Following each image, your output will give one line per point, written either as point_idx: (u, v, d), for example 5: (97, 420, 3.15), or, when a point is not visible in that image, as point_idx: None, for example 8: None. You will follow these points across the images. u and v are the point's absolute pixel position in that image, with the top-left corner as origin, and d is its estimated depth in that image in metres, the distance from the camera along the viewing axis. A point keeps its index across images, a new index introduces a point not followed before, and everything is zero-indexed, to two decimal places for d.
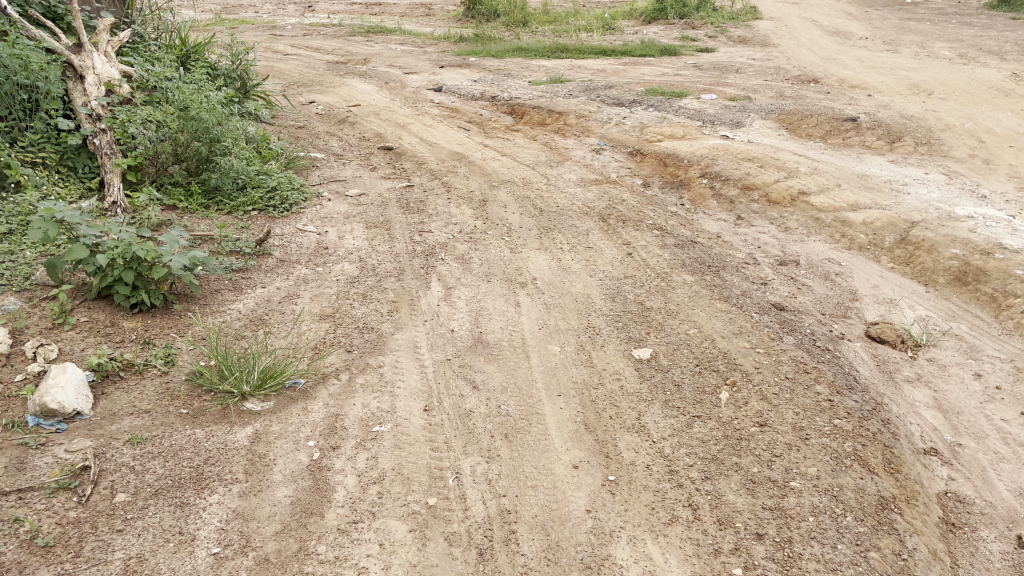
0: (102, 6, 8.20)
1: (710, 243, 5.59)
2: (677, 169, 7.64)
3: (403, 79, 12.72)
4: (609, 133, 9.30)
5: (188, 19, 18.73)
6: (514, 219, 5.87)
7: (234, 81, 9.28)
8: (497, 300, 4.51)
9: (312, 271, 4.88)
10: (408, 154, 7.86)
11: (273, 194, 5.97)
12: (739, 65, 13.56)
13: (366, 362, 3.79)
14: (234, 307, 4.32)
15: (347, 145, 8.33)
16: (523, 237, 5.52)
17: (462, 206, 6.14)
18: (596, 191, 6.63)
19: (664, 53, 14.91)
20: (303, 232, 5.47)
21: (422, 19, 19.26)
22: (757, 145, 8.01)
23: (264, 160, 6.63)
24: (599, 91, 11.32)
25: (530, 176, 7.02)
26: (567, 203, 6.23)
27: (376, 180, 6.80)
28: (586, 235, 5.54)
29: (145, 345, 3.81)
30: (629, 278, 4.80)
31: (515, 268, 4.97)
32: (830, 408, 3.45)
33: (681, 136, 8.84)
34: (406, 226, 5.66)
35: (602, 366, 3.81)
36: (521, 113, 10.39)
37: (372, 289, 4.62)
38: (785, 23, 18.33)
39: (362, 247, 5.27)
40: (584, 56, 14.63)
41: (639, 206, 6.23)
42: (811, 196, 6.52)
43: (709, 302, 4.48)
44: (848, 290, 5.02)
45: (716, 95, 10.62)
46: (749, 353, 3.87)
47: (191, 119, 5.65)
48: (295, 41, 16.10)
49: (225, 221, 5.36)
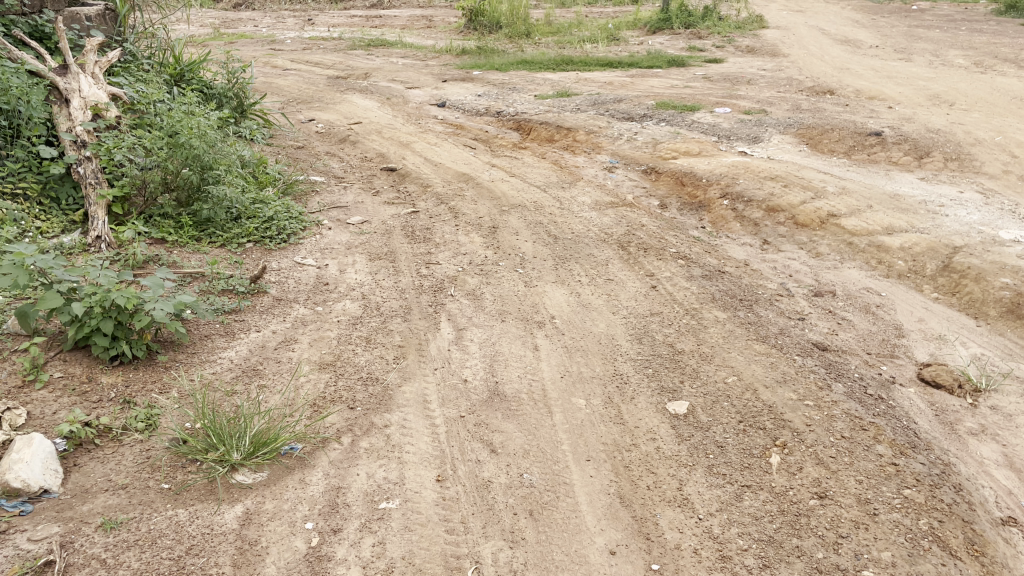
0: (93, 24, 7.86)
1: (739, 273, 5.19)
2: (696, 189, 7.26)
3: (405, 94, 12.37)
4: (621, 149, 8.93)
5: (185, 35, 18.44)
6: (527, 247, 5.49)
7: (230, 100, 8.92)
8: (512, 343, 4.12)
9: (311, 311, 4.50)
10: (412, 176, 7.50)
11: (270, 224, 5.59)
12: (750, 75, 13.20)
13: (371, 421, 3.40)
14: (225, 356, 3.93)
15: (348, 166, 7.96)
16: (538, 268, 5.14)
17: (471, 234, 5.77)
18: (613, 215, 6.25)
19: (672, 64, 14.56)
20: (301, 266, 5.10)
21: (423, 32, 18.94)
22: (778, 163, 7.63)
23: (261, 187, 6.26)
24: (607, 105, 10.95)
25: (541, 198, 6.65)
26: (583, 229, 5.85)
27: (379, 206, 6.44)
28: (605, 266, 5.16)
29: (125, 405, 3.43)
30: (655, 315, 4.41)
31: (531, 305, 4.58)
32: (895, 475, 3.05)
33: (696, 152, 8.47)
34: (411, 258, 5.28)
35: (633, 423, 3.41)
36: (528, 130, 10.03)
37: (377, 332, 4.24)
38: (793, 31, 17.99)
39: (365, 283, 4.90)
40: (590, 68, 14.30)
41: (660, 232, 5.85)
42: (841, 218, 6.14)
43: (744, 344, 4.09)
44: (892, 326, 4.63)
45: (730, 108, 10.25)
46: (796, 406, 3.48)
47: (180, 148, 5.27)
48: (295, 56, 15.79)
49: (217, 256, 4.99)
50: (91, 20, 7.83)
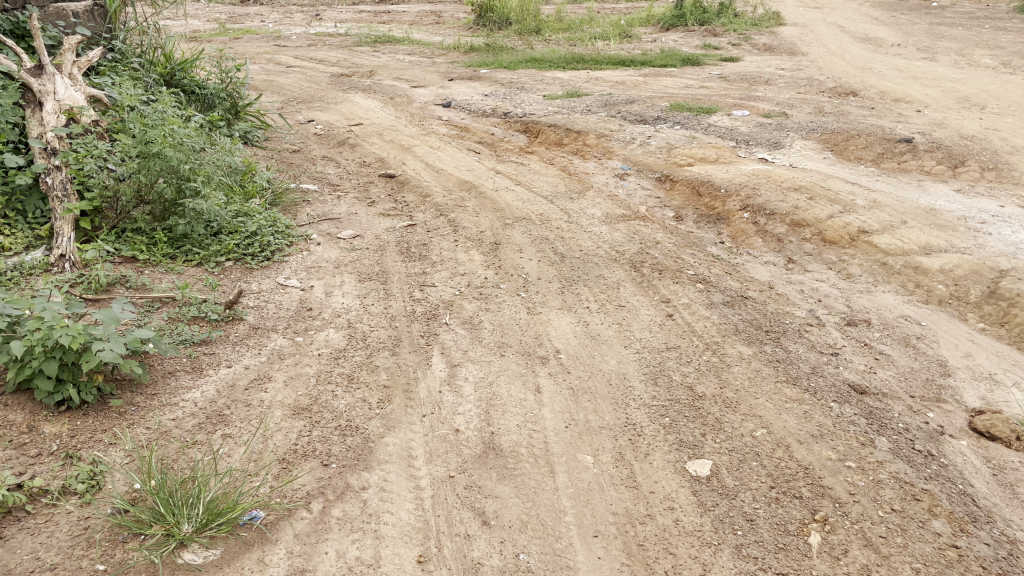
0: (80, 20, 7.47)
1: (763, 298, 4.73)
2: (714, 200, 6.80)
3: (409, 94, 11.92)
4: (633, 155, 8.46)
5: (189, 31, 18.05)
6: (531, 267, 5.04)
7: (223, 102, 8.52)
8: (511, 384, 3.66)
9: (290, 341, 4.06)
10: (411, 184, 7.06)
11: (252, 239, 5.15)
12: (767, 75, 12.68)
13: (346, 482, 2.96)
14: (189, 398, 3.50)
15: (345, 172, 7.53)
16: (542, 291, 4.69)
17: (471, 250, 5.32)
18: (625, 229, 5.79)
19: (687, 63, 14.06)
20: (284, 287, 4.67)
21: (431, 28, 18.48)
22: (802, 171, 7.15)
23: (246, 197, 5.83)
24: (619, 106, 10.49)
25: (547, 210, 6.20)
26: (593, 246, 5.39)
27: (373, 218, 6.00)
28: (617, 289, 4.71)
29: (67, 461, 2.99)
30: (672, 350, 3.95)
31: (534, 336, 4.13)
32: (956, 563, 2.60)
33: (714, 158, 7.98)
34: (405, 278, 4.84)
35: (648, 487, 2.96)
36: (537, 132, 9.58)
37: (361, 367, 3.80)
38: (811, 29, 17.45)
39: (352, 307, 4.46)
40: (602, 67, 13.82)
41: (676, 249, 5.39)
42: (872, 235, 5.66)
43: (773, 387, 3.63)
44: (936, 362, 4.16)
45: (748, 111, 9.76)
46: (836, 469, 3.03)
47: (153, 158, 4.84)
48: (300, 52, 15.38)
49: (191, 277, 4.56)
50: (78, 16, 7.44)
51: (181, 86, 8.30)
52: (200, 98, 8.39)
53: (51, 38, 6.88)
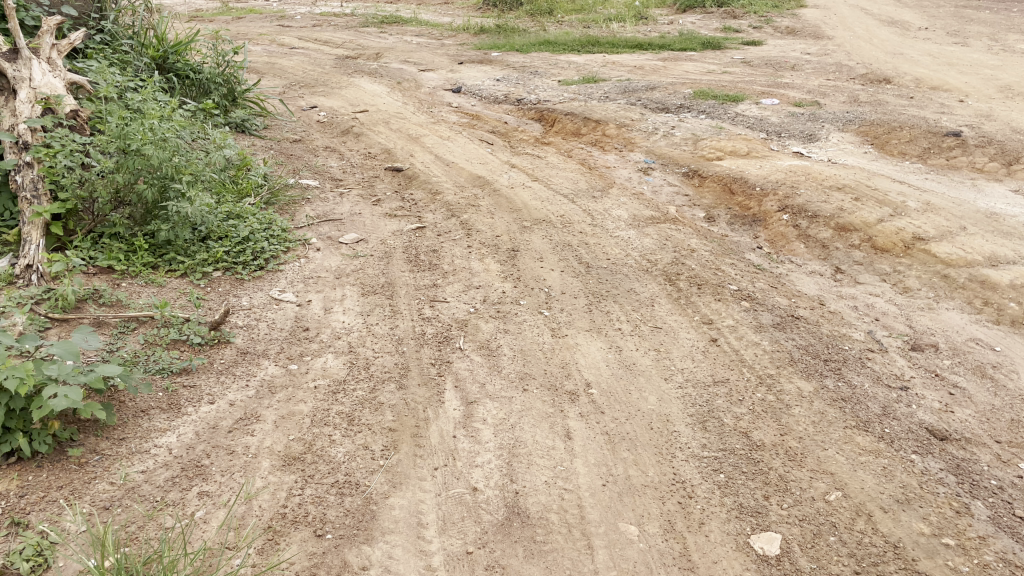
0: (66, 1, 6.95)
1: (815, 318, 4.21)
2: (748, 199, 6.27)
3: (417, 78, 11.36)
4: (657, 147, 7.91)
5: (191, 10, 17.45)
6: (554, 279, 4.53)
7: (219, 87, 7.96)
8: (538, 427, 3.16)
9: (282, 370, 3.56)
10: (420, 179, 6.54)
11: (244, 245, 4.64)
12: (793, 61, 12.07)
13: (345, 560, 2.48)
14: (162, 444, 3.00)
15: (349, 165, 7.01)
16: (567, 309, 4.18)
17: (487, 259, 4.82)
18: (655, 234, 5.26)
19: (707, 47, 13.44)
20: (277, 303, 4.17)
21: (440, 8, 17.82)
22: (843, 168, 6.59)
23: (240, 196, 5.33)
24: (639, 93, 9.93)
25: (569, 210, 5.68)
26: (621, 254, 4.88)
27: (379, 219, 5.49)
28: (650, 307, 4.19)
29: (12, 530, 2.51)
30: (720, 386, 3.44)
31: (561, 365, 3.62)
32: None
33: (744, 151, 7.43)
34: (413, 291, 4.34)
35: (707, 572, 2.47)
36: (552, 121, 9.03)
37: (363, 403, 3.30)
38: (834, 11, 16.76)
39: (354, 327, 3.96)
40: (618, 50, 13.21)
41: (713, 258, 4.87)
42: (929, 243, 5.13)
43: (842, 435, 3.11)
44: (1019, 398, 3.65)
45: (778, 99, 9.19)
46: (930, 550, 2.53)
47: (131, 156, 4.31)
48: (304, 33, 14.79)
49: (174, 292, 4.07)
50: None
51: (175, 70, 7.79)
52: (195, 82, 7.85)
53: (33, 18, 6.39)
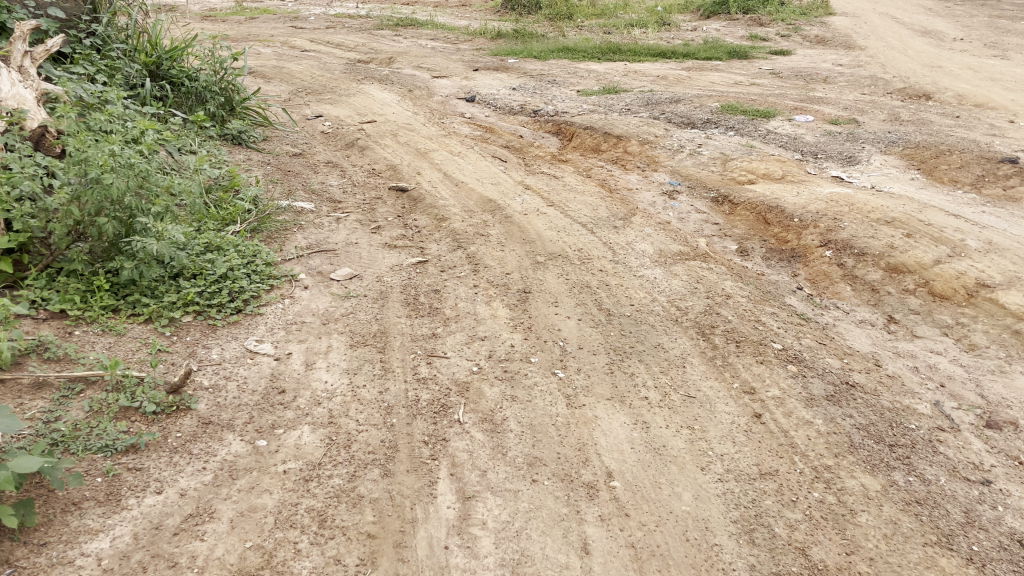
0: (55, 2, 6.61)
1: (873, 386, 3.62)
2: (785, 230, 5.69)
3: (429, 85, 10.83)
4: (682, 167, 7.34)
5: (205, 10, 16.99)
6: (570, 329, 3.97)
7: (216, 96, 7.42)
8: (549, 535, 2.60)
9: (248, 447, 3.02)
10: (425, 201, 6.00)
11: (220, 284, 4.09)
12: (824, 72, 11.46)
13: None
14: (91, 552, 2.45)
15: (349, 183, 6.48)
16: (585, 368, 3.62)
17: (495, 302, 4.27)
18: (684, 273, 4.69)
19: (733, 56, 12.84)
20: (252, 356, 3.63)
21: (457, 11, 17.28)
22: (890, 196, 5.99)
23: (223, 224, 4.79)
24: (663, 106, 9.36)
25: (588, 243, 5.12)
26: (646, 299, 4.31)
27: (376, 250, 4.95)
28: (682, 368, 3.63)
29: None
30: (768, 481, 2.87)
31: (578, 445, 3.06)
32: None
33: (779, 174, 6.84)
34: (408, 343, 3.79)
35: None
36: (571, 135, 8.48)
37: (339, 497, 2.76)
38: (864, 19, 16.11)
39: (337, 389, 3.41)
40: (641, 58, 12.64)
41: (752, 304, 4.29)
42: (995, 291, 4.54)
43: (921, 556, 2.56)
44: None
45: (813, 115, 8.58)
46: None
47: (92, 184, 3.76)
48: (316, 35, 14.29)
49: (134, 344, 3.55)
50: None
51: (168, 77, 7.25)
52: (191, 91, 7.30)
53: (15, 20, 6.03)
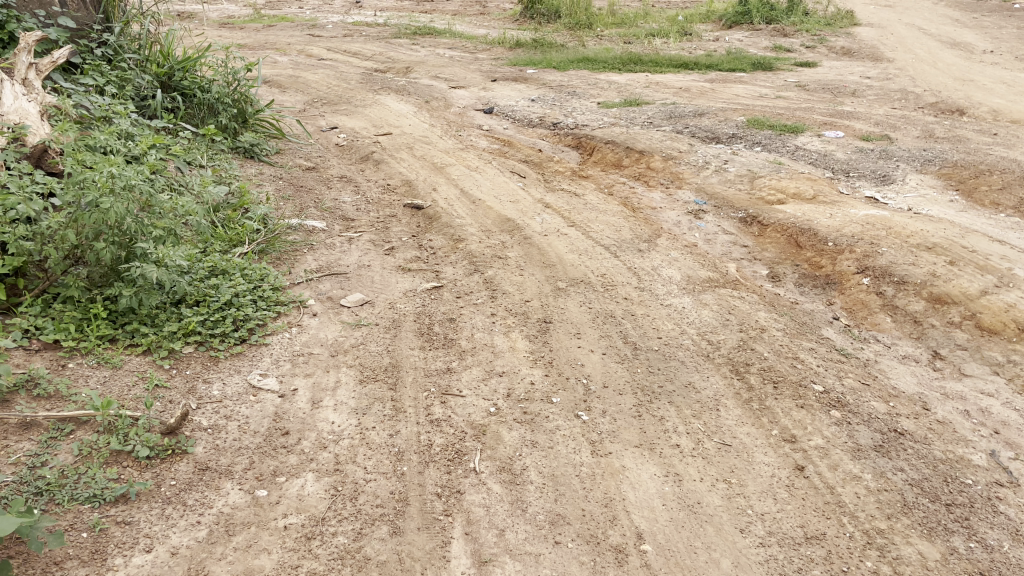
0: (66, 10, 6.46)
1: (923, 433, 3.35)
2: (818, 255, 5.42)
3: (447, 96, 10.63)
4: (708, 185, 7.08)
5: (223, 17, 16.92)
6: (594, 365, 3.72)
7: (228, 107, 7.21)
8: None
9: (248, 497, 2.80)
10: (441, 220, 5.77)
11: (224, 311, 3.87)
12: (853, 86, 11.16)
13: None
14: None
15: (363, 200, 6.27)
16: (611, 410, 3.36)
17: (514, 333, 4.03)
18: (714, 302, 4.43)
19: (757, 68, 12.55)
20: (255, 392, 3.41)
21: (475, 19, 17.10)
22: (929, 220, 5.70)
23: (230, 245, 4.58)
24: (687, 119, 9.11)
25: (611, 268, 4.87)
26: (675, 331, 4.05)
27: (389, 274, 4.73)
28: (715, 411, 3.37)
29: None
30: (814, 546, 2.62)
31: (604, 500, 2.82)
32: None
33: (809, 193, 6.56)
34: (421, 380, 3.56)
35: None
36: (591, 149, 8.24)
37: (345, 559, 2.53)
38: (890, 30, 15.78)
39: (345, 431, 3.18)
40: (662, 69, 12.39)
41: (788, 339, 4.02)
42: None
43: None
44: None
45: (843, 131, 8.30)
46: None
47: (90, 208, 3.55)
48: (333, 44, 14.13)
49: (130, 379, 3.33)
50: (64, 4, 6.42)
51: (180, 88, 7.07)
52: (203, 102, 7.10)
53: (23, 29, 5.93)
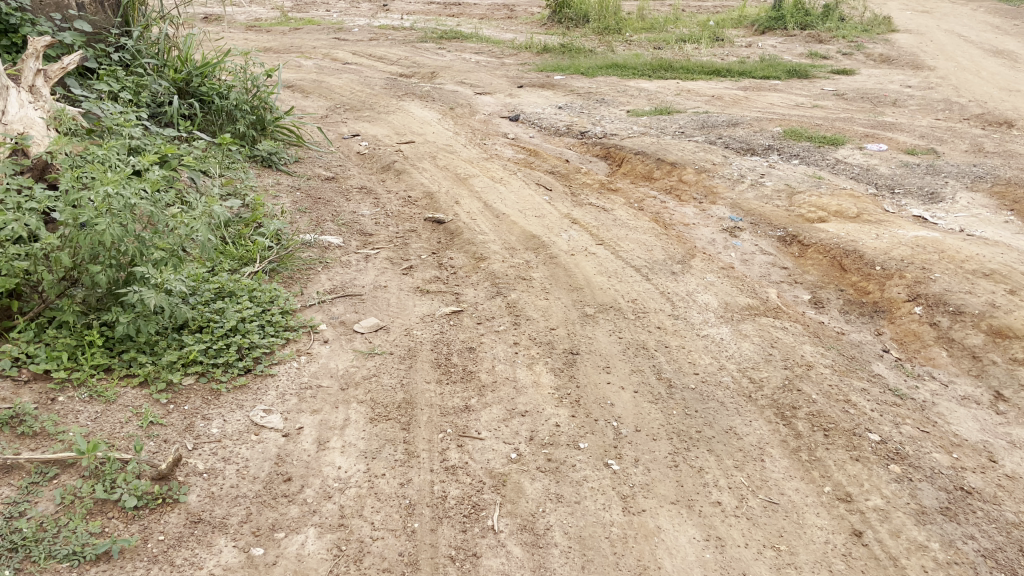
0: (85, 13, 6.29)
1: (993, 491, 3.02)
2: (864, 279, 5.07)
3: (472, 102, 10.37)
4: (743, 200, 6.75)
5: (251, 20, 16.82)
6: (625, 404, 3.41)
7: (247, 114, 6.98)
8: None
9: (242, 556, 2.53)
10: (463, 236, 5.50)
11: (229, 339, 3.61)
12: (893, 95, 10.74)
13: None
14: None
15: (383, 213, 6.02)
16: (644, 458, 3.06)
17: (538, 365, 3.74)
18: (755, 333, 4.10)
19: (792, 76, 12.16)
20: (257, 431, 3.15)
21: (503, 23, 16.84)
22: (984, 243, 5.33)
23: (240, 264, 4.32)
24: (720, 129, 8.77)
25: (643, 292, 4.56)
26: (713, 366, 3.73)
27: (407, 296, 4.46)
28: (760, 462, 3.05)
29: None
30: None
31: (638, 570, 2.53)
32: None
33: (852, 211, 6.21)
34: (437, 419, 3.27)
35: None
36: (621, 160, 7.93)
37: None
38: (930, 37, 15.29)
39: (352, 478, 2.91)
40: (694, 76, 12.03)
41: (837, 377, 3.69)
42: None
43: None
44: None
45: (886, 144, 7.92)
46: None
47: (85, 229, 3.30)
48: (359, 48, 13.94)
49: (122, 415, 3.08)
50: (82, 8, 6.27)
51: (199, 94, 6.84)
52: (222, 109, 6.87)
53: (39, 33, 5.77)
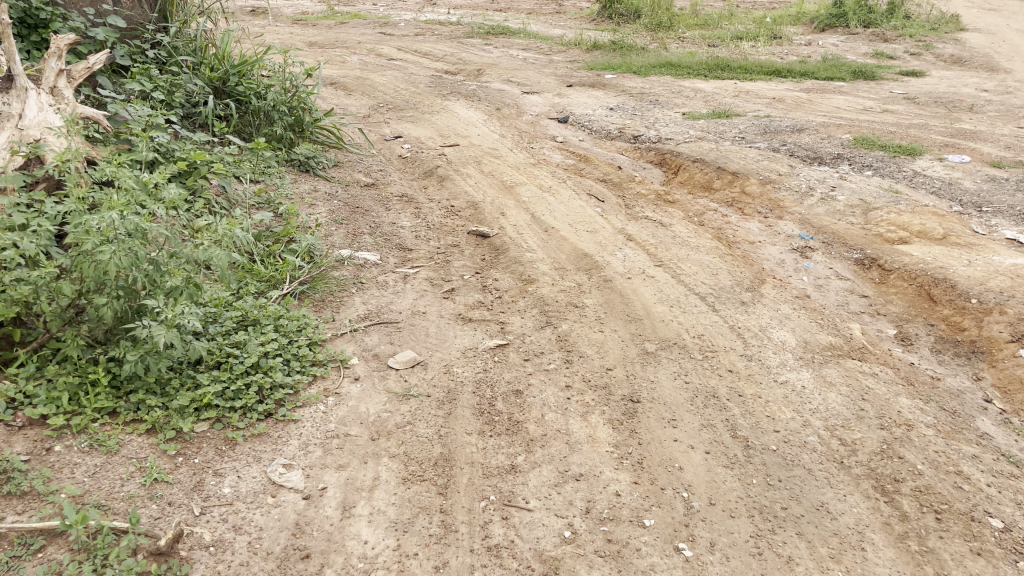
0: (120, 6, 5.96)
1: None
2: (958, 313, 4.52)
3: (519, 102, 9.92)
4: (813, 215, 6.20)
5: (297, 13, 16.57)
6: (695, 469, 2.95)
7: (285, 116, 6.59)
8: None
9: None
10: (509, 253, 5.07)
11: (249, 377, 3.22)
12: (969, 99, 10.03)
13: None
14: None
15: (423, 224, 5.62)
16: (721, 542, 2.60)
17: (594, 414, 3.29)
18: (840, 380, 3.61)
19: (858, 77, 11.46)
20: (274, 491, 2.76)
21: (552, 18, 16.33)
22: None
23: (267, 288, 3.94)
24: (784, 135, 8.19)
25: (710, 326, 4.08)
26: (795, 422, 3.25)
27: (447, 324, 4.05)
28: (860, 554, 2.57)
29: None
30: None
31: None
32: None
33: (937, 231, 5.63)
34: (479, 483, 2.85)
35: None
36: (677, 168, 7.42)
37: None
38: (1003, 36, 14.41)
39: (379, 558, 2.51)
40: (752, 77, 11.41)
41: (941, 440, 3.18)
42: None
43: None
44: None
45: (967, 155, 7.29)
46: None
47: (88, 258, 2.93)
48: (403, 43, 13.57)
49: (124, 470, 2.71)
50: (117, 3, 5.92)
51: (234, 94, 6.48)
52: (258, 109, 6.50)
53: (70, 28, 5.47)
